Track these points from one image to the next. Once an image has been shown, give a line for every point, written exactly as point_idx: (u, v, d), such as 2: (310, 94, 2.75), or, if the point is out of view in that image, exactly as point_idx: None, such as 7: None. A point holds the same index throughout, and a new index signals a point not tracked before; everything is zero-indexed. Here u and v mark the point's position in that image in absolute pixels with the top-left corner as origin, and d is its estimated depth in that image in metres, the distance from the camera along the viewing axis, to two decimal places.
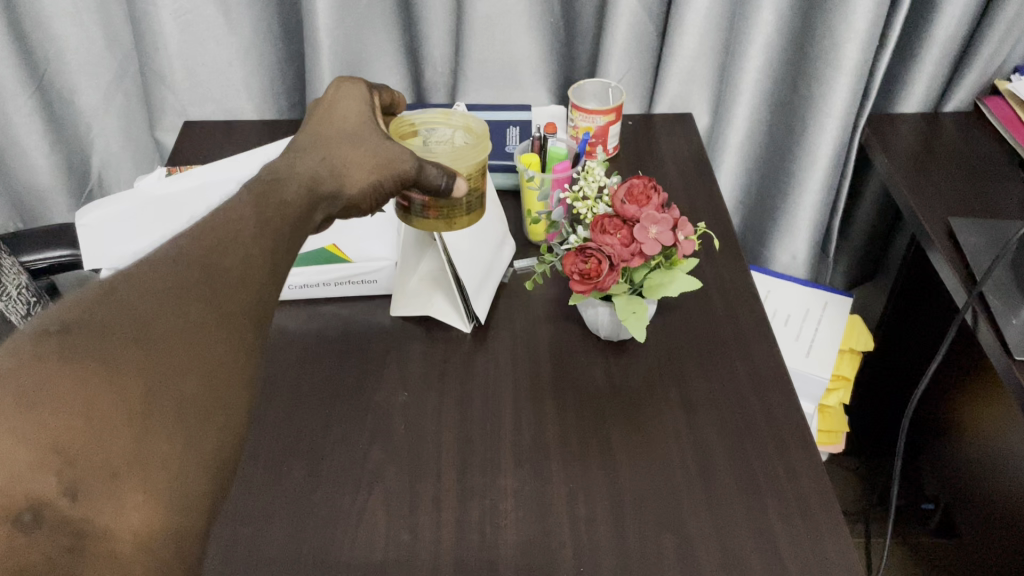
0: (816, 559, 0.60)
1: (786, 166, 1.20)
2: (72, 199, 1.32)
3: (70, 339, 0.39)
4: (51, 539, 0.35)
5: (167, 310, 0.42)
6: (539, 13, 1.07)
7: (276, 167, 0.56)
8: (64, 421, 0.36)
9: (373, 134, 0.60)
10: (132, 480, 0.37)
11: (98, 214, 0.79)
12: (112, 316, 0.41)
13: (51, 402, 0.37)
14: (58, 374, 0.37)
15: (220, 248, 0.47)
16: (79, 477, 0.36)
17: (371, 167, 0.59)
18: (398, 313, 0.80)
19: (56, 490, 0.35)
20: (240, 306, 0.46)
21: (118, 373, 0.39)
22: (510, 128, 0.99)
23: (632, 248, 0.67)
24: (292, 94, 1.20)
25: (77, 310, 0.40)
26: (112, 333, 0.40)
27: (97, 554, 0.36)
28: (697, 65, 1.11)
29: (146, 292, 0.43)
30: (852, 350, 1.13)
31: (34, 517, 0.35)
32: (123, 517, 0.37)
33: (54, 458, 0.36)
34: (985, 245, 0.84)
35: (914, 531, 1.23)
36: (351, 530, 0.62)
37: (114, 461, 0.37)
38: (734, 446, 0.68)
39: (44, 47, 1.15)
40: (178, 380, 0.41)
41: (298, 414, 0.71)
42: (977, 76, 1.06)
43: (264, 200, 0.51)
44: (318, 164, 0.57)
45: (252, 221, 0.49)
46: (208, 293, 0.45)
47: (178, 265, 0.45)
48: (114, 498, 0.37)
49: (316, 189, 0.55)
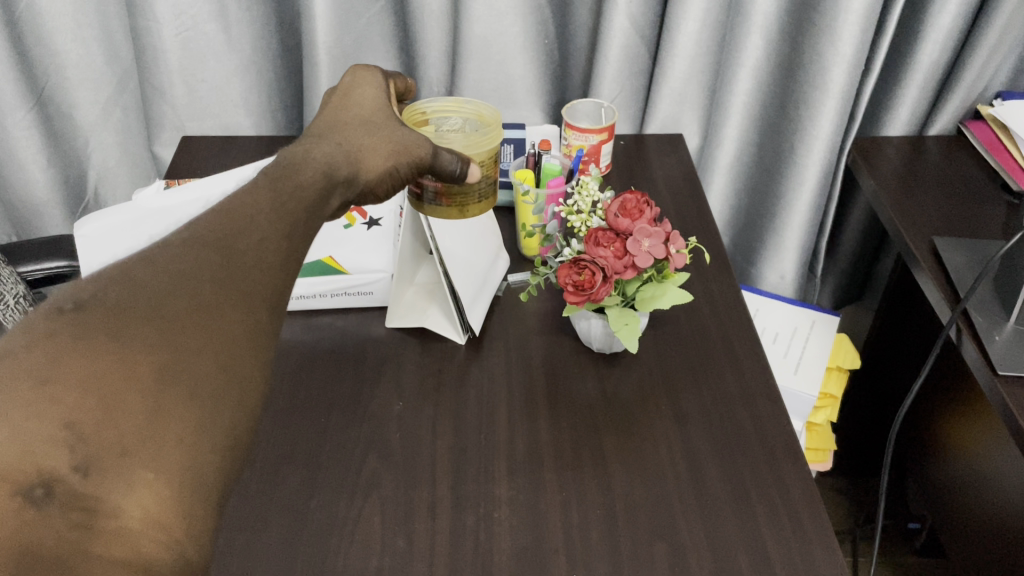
0: (802, 563, 0.61)
1: (775, 186, 1.22)
2: (68, 213, 1.33)
3: (83, 319, 0.41)
4: (62, 514, 0.36)
5: (181, 291, 0.44)
6: (533, 35, 1.09)
7: (293, 152, 0.56)
8: (76, 398, 0.38)
9: (389, 120, 0.62)
10: (142, 458, 0.38)
11: (97, 225, 0.80)
12: (126, 297, 0.42)
13: (64, 382, 0.38)
14: (73, 355, 0.39)
15: (234, 233, 0.48)
16: (91, 453, 0.37)
17: (388, 154, 0.60)
18: (393, 324, 0.82)
19: (68, 466, 0.37)
20: (254, 288, 0.47)
21: (131, 352, 0.40)
22: (504, 146, 1.01)
23: (625, 261, 0.69)
24: (290, 110, 1.21)
25: (91, 290, 0.42)
26: (126, 313, 0.42)
27: (107, 530, 0.36)
28: (688, 87, 1.14)
29: (161, 274, 0.44)
30: (839, 367, 1.14)
31: (46, 492, 0.36)
32: (134, 494, 0.37)
33: (66, 435, 0.37)
34: (969, 264, 0.86)
35: (899, 551, 1.26)
36: (347, 537, 0.63)
37: (125, 439, 0.38)
38: (724, 456, 0.69)
39: (45, 62, 1.16)
40: (189, 360, 0.42)
41: (293, 423, 0.72)
42: (960, 101, 1.09)
43: (281, 184, 0.52)
44: (334, 150, 0.58)
45: (267, 207, 0.50)
46: (222, 275, 0.46)
47: (192, 247, 0.46)
48: (124, 476, 0.38)
49: (332, 176, 0.56)
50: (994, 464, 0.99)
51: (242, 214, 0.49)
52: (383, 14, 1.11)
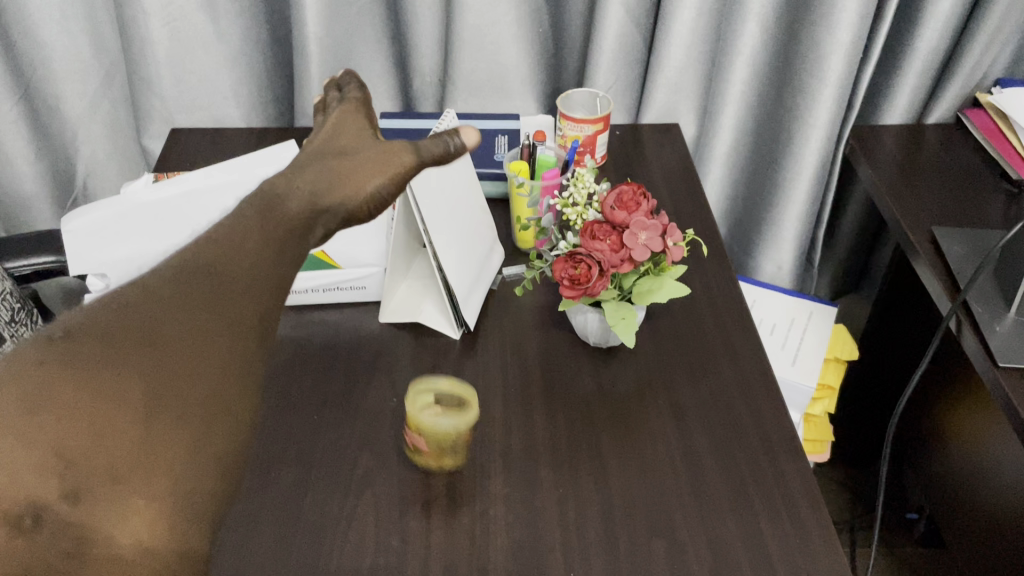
0: (802, 559, 0.61)
1: (772, 176, 1.21)
2: (57, 207, 1.31)
3: (75, 346, 0.40)
4: (53, 541, 0.37)
5: (172, 318, 0.43)
6: (528, 24, 1.08)
7: (273, 182, 0.54)
8: (66, 427, 0.38)
9: (366, 138, 0.59)
10: (132, 486, 0.39)
11: (85, 219, 0.78)
12: (117, 324, 0.42)
13: (54, 411, 0.38)
14: (64, 384, 0.39)
15: (225, 257, 0.47)
16: (80, 482, 0.38)
17: (376, 168, 0.56)
18: (386, 319, 0.80)
19: (57, 495, 0.37)
20: (246, 312, 0.46)
21: (120, 380, 0.40)
22: (499, 137, 0.99)
23: (621, 254, 0.68)
24: (281, 102, 1.20)
25: (83, 317, 0.42)
26: (117, 341, 0.41)
27: (98, 557, 0.38)
28: (684, 76, 1.12)
29: (151, 299, 0.44)
30: (837, 358, 1.14)
31: (35, 520, 0.37)
32: (124, 523, 0.38)
33: (56, 463, 0.37)
34: (968, 254, 0.85)
35: (899, 542, 1.25)
36: (340, 536, 0.62)
37: (114, 466, 0.39)
38: (723, 451, 0.68)
39: (31, 54, 1.14)
40: (180, 387, 0.42)
41: (285, 421, 0.71)
42: (959, 88, 1.08)
43: (268, 215, 0.51)
44: (317, 177, 0.54)
45: (256, 233, 0.49)
46: (213, 301, 0.45)
47: (183, 272, 0.46)
48: (114, 503, 0.38)
49: (317, 203, 0.54)
50: (993, 454, 0.99)
51: (229, 235, 0.49)
52: (375, 4, 1.09)
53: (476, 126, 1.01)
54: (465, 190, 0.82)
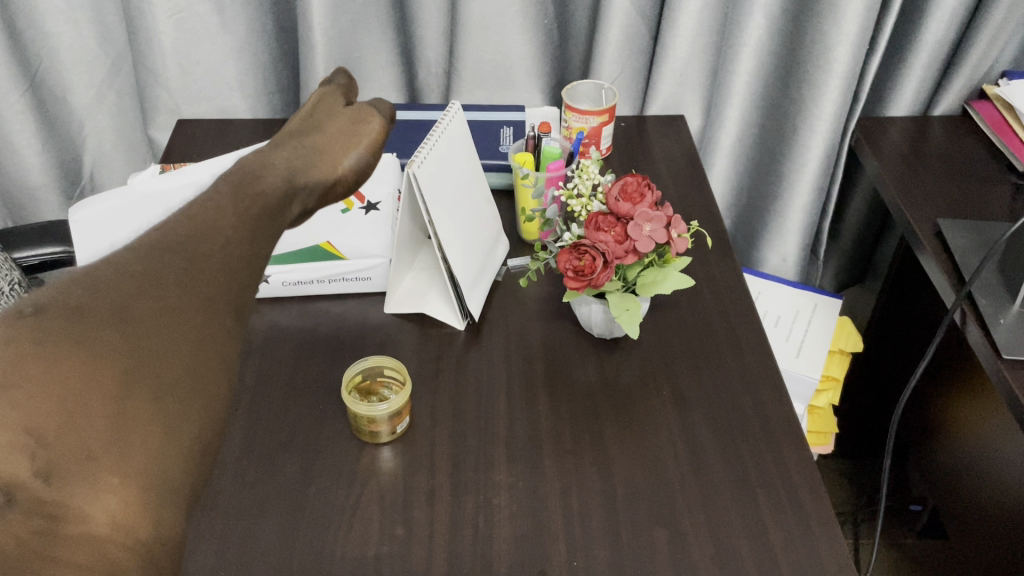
0: (805, 551, 0.61)
1: (777, 167, 1.21)
2: (64, 198, 1.32)
3: (45, 320, 0.37)
4: (24, 520, 0.33)
5: (144, 293, 0.40)
6: (533, 15, 1.08)
7: (248, 161, 0.51)
8: (36, 403, 0.34)
9: (335, 119, 0.61)
10: (108, 463, 0.35)
11: (91, 209, 0.79)
12: (86, 299, 0.38)
13: (23, 385, 0.35)
14: (31, 358, 0.35)
15: (199, 235, 0.44)
16: (54, 458, 0.34)
17: (349, 144, 0.58)
18: (392, 310, 0.81)
19: (29, 472, 0.33)
20: (222, 292, 0.43)
21: (93, 355, 0.37)
22: (504, 128, 0.99)
23: (626, 246, 0.68)
24: (287, 92, 1.20)
25: (52, 292, 0.38)
26: (87, 316, 0.38)
27: (73, 537, 0.33)
28: (689, 67, 1.12)
29: (123, 275, 0.40)
30: (841, 350, 1.14)
31: (6, 498, 0.32)
32: (101, 499, 0.34)
33: (27, 441, 0.34)
34: (974, 246, 0.85)
35: (901, 533, 1.26)
36: (345, 525, 0.62)
37: (90, 443, 0.35)
38: (726, 442, 0.69)
39: (38, 45, 1.15)
40: (156, 364, 0.39)
41: (291, 411, 0.71)
42: (965, 80, 1.07)
43: (241, 191, 0.48)
44: (291, 155, 0.54)
45: (229, 210, 0.46)
46: (188, 277, 0.42)
47: (155, 249, 0.42)
48: (89, 480, 0.34)
49: (294, 180, 0.52)
50: (998, 446, 0.99)
51: (207, 210, 0.45)
52: None
53: (481, 117, 1.01)
54: (470, 183, 0.82)
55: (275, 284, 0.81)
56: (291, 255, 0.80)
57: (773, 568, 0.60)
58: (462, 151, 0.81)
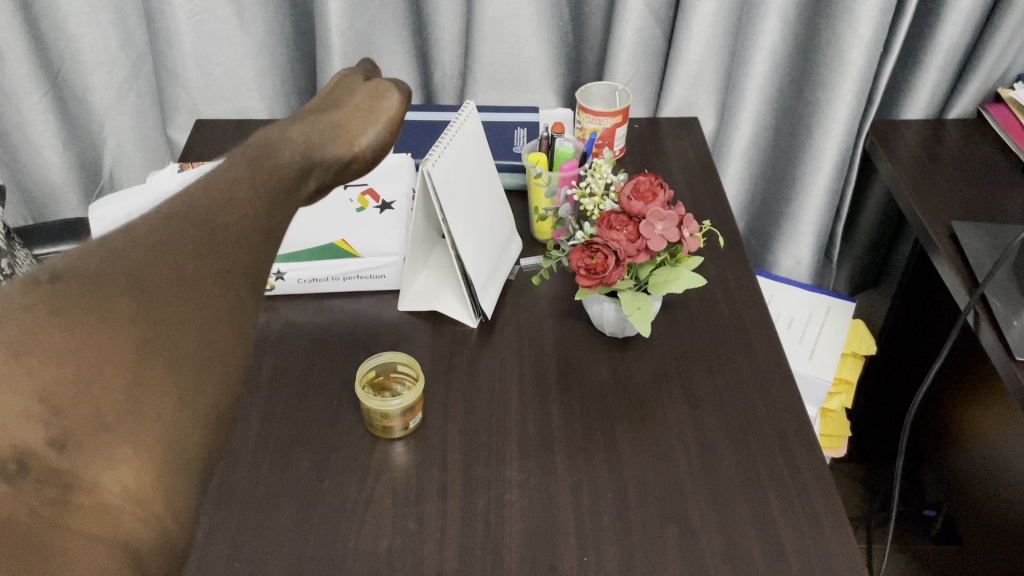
0: (816, 554, 0.61)
1: (790, 169, 1.21)
2: (84, 196, 1.34)
3: (64, 290, 0.36)
4: (37, 489, 0.32)
5: (161, 264, 0.39)
6: (548, 17, 1.09)
7: (266, 136, 0.51)
8: (52, 370, 0.34)
9: (355, 98, 0.62)
10: (123, 432, 0.35)
11: (109, 207, 0.80)
12: (104, 267, 0.38)
13: (40, 355, 0.34)
14: (50, 327, 0.35)
15: (216, 206, 0.43)
16: (68, 428, 0.33)
17: (366, 121, 0.59)
18: (405, 307, 0.82)
19: (44, 440, 0.33)
20: (235, 264, 0.42)
21: (109, 325, 0.36)
22: (518, 129, 1.00)
23: (638, 244, 0.68)
24: (303, 93, 1.21)
25: (69, 261, 0.38)
26: (106, 286, 0.37)
27: (85, 506, 0.33)
28: (704, 69, 1.12)
29: (140, 244, 0.39)
30: (855, 353, 1.13)
31: (20, 467, 0.32)
32: (113, 470, 0.34)
33: (41, 409, 0.33)
34: (986, 248, 0.85)
35: (916, 539, 1.25)
36: (358, 519, 0.63)
37: (105, 412, 0.34)
38: (738, 442, 0.69)
39: (60, 46, 1.17)
40: (171, 336, 0.38)
41: (306, 406, 0.72)
42: (980, 83, 1.07)
43: (260, 163, 0.48)
44: (310, 131, 0.54)
45: (246, 182, 0.46)
46: (203, 250, 0.41)
47: (169, 223, 0.41)
48: (102, 451, 0.34)
49: (311, 155, 0.52)
50: (1010, 453, 0.99)
51: (220, 184, 0.45)
52: None
53: (495, 117, 1.02)
54: (483, 180, 0.83)
55: (289, 281, 0.82)
56: (305, 253, 0.81)
57: (784, 568, 0.60)
58: (476, 149, 0.82)
